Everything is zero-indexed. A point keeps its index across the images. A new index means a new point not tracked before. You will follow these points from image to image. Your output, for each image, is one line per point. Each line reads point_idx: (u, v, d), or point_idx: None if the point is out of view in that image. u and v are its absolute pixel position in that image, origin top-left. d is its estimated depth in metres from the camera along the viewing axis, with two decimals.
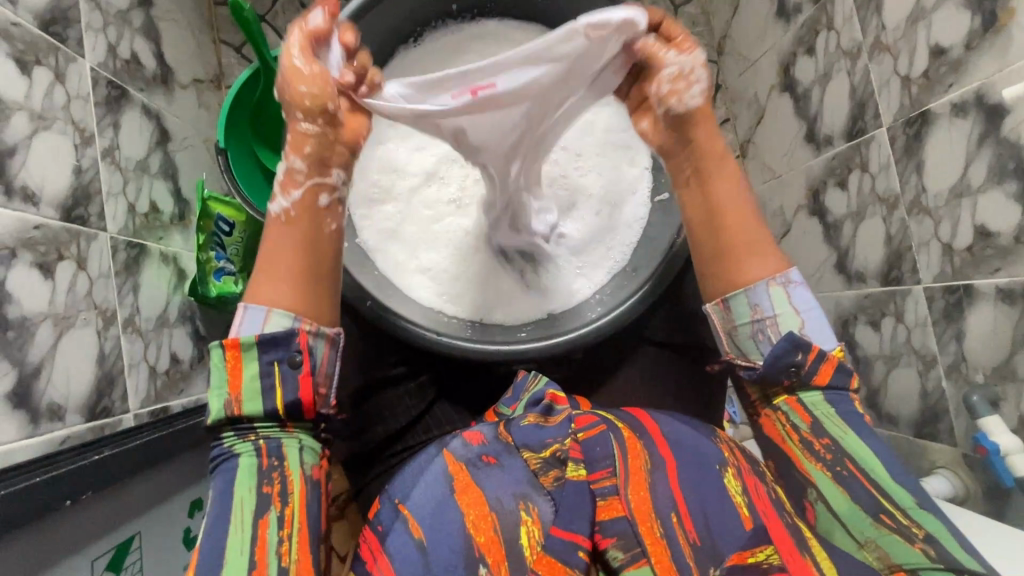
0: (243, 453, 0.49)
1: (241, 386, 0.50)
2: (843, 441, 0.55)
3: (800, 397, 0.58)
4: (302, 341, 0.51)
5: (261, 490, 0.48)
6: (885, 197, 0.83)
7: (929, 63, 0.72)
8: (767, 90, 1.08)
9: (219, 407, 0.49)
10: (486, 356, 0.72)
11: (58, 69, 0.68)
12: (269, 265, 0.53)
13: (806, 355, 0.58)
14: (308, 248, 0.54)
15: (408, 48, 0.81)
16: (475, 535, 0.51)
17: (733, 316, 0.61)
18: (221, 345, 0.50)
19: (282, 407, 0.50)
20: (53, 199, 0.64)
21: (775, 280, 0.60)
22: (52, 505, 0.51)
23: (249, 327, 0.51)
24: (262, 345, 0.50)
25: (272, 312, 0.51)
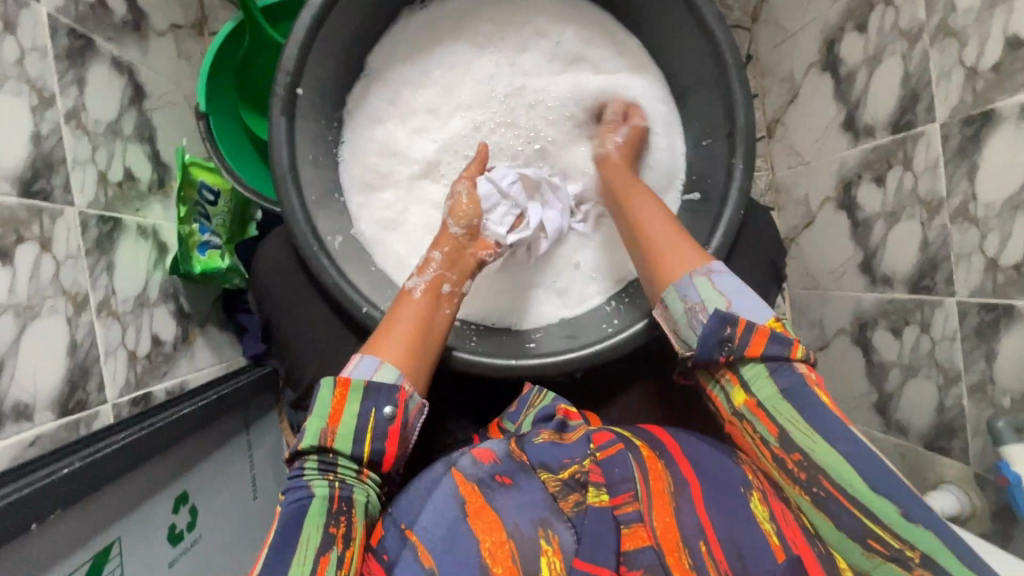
0: (317, 493, 0.48)
1: (338, 421, 0.51)
2: (814, 456, 0.49)
3: (756, 395, 0.52)
4: (400, 397, 0.52)
5: (328, 530, 0.47)
6: (927, 201, 0.77)
7: (1002, 55, 0.63)
8: (805, 67, 0.98)
9: (315, 435, 0.50)
10: (494, 371, 0.64)
11: (7, 16, 0.59)
12: (390, 329, 0.56)
13: (736, 329, 0.53)
14: (428, 332, 0.57)
15: (414, 11, 0.71)
16: (492, 566, 0.48)
17: (669, 315, 0.57)
18: (332, 379, 0.52)
19: (368, 455, 0.51)
20: (7, 173, 0.56)
21: (697, 270, 0.56)
22: (18, 528, 0.47)
23: (361, 370, 0.52)
24: (369, 390, 0.51)
25: (384, 364, 0.53)
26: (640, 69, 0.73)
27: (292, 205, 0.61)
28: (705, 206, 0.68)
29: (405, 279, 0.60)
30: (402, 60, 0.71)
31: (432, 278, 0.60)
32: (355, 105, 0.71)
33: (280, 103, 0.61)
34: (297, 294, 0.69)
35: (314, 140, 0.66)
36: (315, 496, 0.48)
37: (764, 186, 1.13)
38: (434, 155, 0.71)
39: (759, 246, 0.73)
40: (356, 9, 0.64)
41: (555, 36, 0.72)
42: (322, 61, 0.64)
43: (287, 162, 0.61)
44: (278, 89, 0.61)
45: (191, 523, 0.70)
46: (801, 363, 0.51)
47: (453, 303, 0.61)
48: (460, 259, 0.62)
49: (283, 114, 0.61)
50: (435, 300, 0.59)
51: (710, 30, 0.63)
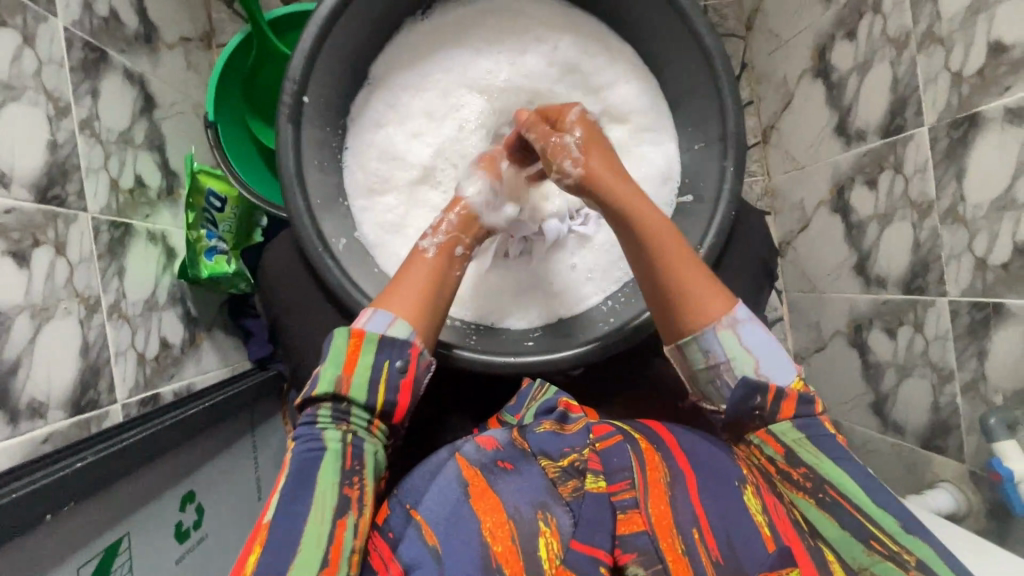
0: (330, 444, 0.51)
1: (352, 370, 0.53)
2: (821, 468, 0.51)
3: (771, 428, 0.52)
4: (413, 352, 0.55)
5: (343, 490, 0.50)
6: (917, 203, 0.78)
7: (985, 60, 0.65)
8: (798, 74, 1.00)
9: (329, 383, 0.52)
10: (494, 369, 0.66)
11: (27, 30, 0.61)
12: (404, 282, 0.59)
13: (766, 397, 0.53)
14: (440, 290, 0.60)
15: (416, 22, 0.74)
16: (492, 544, 0.49)
17: (689, 362, 0.56)
18: (346, 330, 0.54)
19: (380, 406, 0.54)
20: (25, 179, 0.59)
21: (723, 324, 0.54)
22: (33, 519, 0.49)
23: (374, 325, 0.55)
24: (383, 343, 0.54)
25: (397, 319, 0.55)
26: (634, 76, 0.75)
27: (297, 208, 0.63)
28: (698, 207, 0.70)
29: (420, 239, 0.62)
30: (403, 68, 0.74)
31: (445, 239, 0.63)
32: (358, 112, 0.73)
33: (287, 110, 0.63)
34: (306, 296, 0.71)
35: (320, 147, 0.68)
36: (328, 449, 0.51)
37: (760, 191, 1.15)
38: (431, 160, 0.73)
39: (751, 247, 0.75)
40: (360, 21, 0.66)
41: (553, 45, 0.75)
42: (327, 71, 0.66)
43: (293, 168, 0.63)
44: (285, 96, 0.63)
45: (198, 521, 0.72)
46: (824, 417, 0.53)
47: (463, 265, 0.64)
48: (474, 223, 0.66)
49: (290, 120, 0.63)
50: (448, 260, 0.62)
51: (701, 39, 0.66)
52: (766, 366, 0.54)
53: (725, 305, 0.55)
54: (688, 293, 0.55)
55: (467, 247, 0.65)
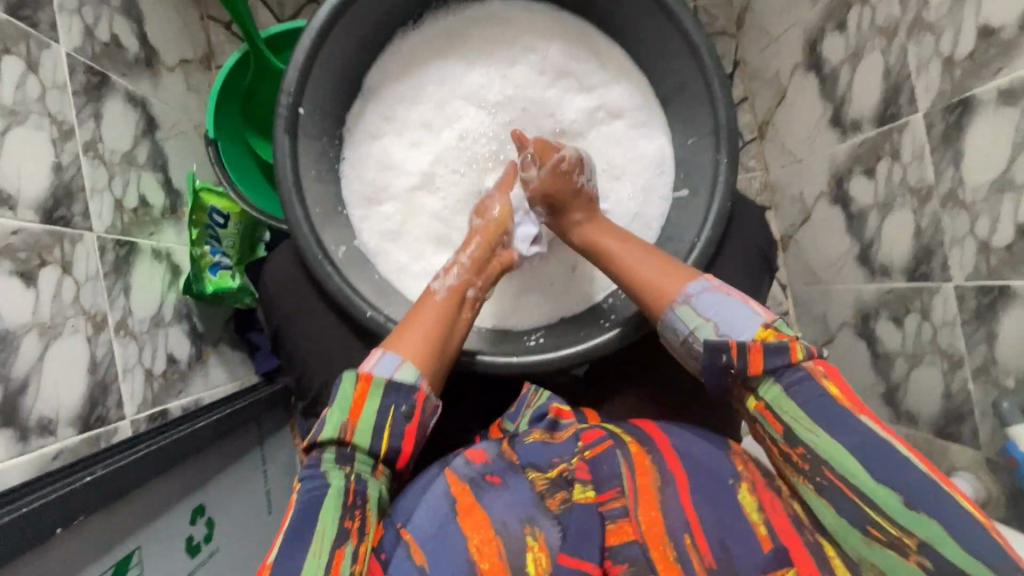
0: (333, 485, 0.50)
1: (358, 415, 0.53)
2: (813, 445, 0.49)
3: (764, 398, 0.52)
4: (419, 398, 0.54)
5: (343, 523, 0.49)
6: (916, 189, 0.78)
7: (975, 43, 0.66)
8: (791, 68, 1.01)
9: (334, 427, 0.52)
10: (495, 369, 0.66)
11: (30, 57, 0.63)
12: (416, 328, 0.58)
13: (732, 355, 0.53)
14: (449, 336, 0.60)
15: (407, 32, 0.75)
16: (479, 561, 0.49)
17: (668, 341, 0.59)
18: (354, 373, 0.54)
19: (384, 451, 0.53)
20: (31, 201, 0.60)
21: (676, 300, 0.58)
22: (44, 533, 0.49)
23: (383, 367, 0.55)
24: (389, 388, 0.53)
25: (404, 363, 0.55)
26: (624, 74, 0.76)
27: (297, 218, 0.64)
28: (694, 201, 0.70)
29: (431, 280, 0.63)
30: (396, 78, 0.75)
31: (457, 283, 0.63)
32: (353, 122, 0.74)
33: (283, 121, 0.64)
34: (306, 303, 0.71)
35: (317, 157, 0.69)
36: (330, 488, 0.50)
37: (759, 186, 1.15)
38: (428, 167, 0.74)
39: (750, 238, 0.75)
40: (352, 30, 0.68)
41: (543, 50, 0.76)
42: (322, 84, 0.67)
43: (292, 176, 0.64)
44: (281, 109, 0.64)
45: (208, 535, 0.72)
46: (813, 368, 0.51)
47: (474, 308, 0.64)
48: (486, 265, 0.66)
49: (286, 131, 0.64)
50: (458, 303, 0.62)
51: (688, 35, 0.66)
52: (724, 327, 0.55)
53: (682, 280, 0.59)
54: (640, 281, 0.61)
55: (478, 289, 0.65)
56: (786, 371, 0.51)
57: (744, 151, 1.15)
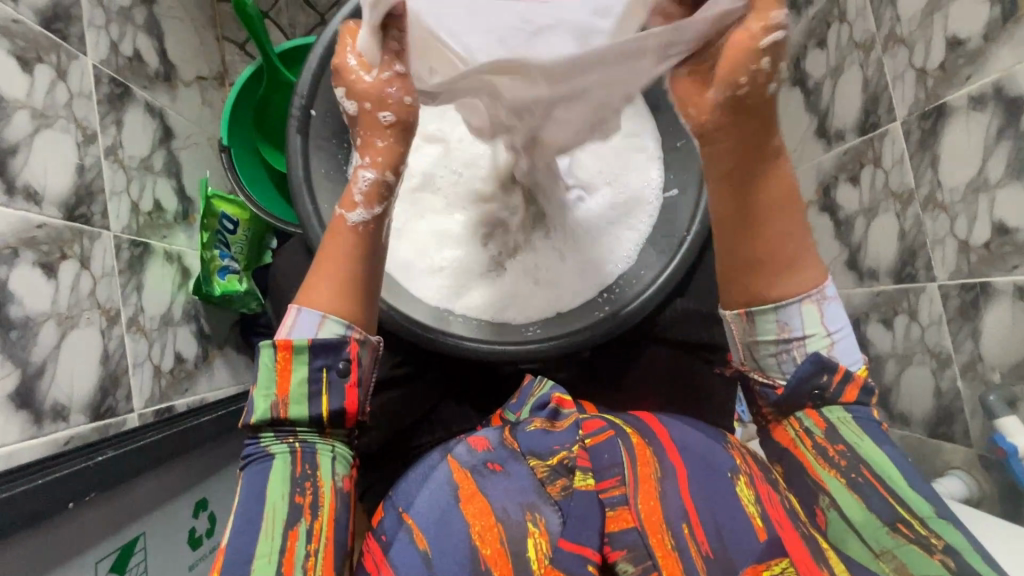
0: (277, 455, 0.49)
1: (287, 388, 0.50)
2: (857, 445, 0.51)
3: (824, 411, 0.53)
4: (352, 349, 0.51)
5: (293, 499, 0.48)
6: (898, 193, 0.82)
7: (945, 54, 0.70)
8: (778, 84, 1.05)
9: (265, 405, 0.49)
10: (489, 355, 0.72)
11: (61, 66, 0.68)
12: (333, 271, 0.53)
13: (833, 377, 0.53)
14: (368, 269, 0.54)
15: None
16: (482, 547, 0.50)
17: (758, 332, 0.55)
18: (271, 345, 0.50)
19: (327, 413, 0.50)
20: (55, 198, 0.63)
21: (811, 295, 0.53)
22: (57, 505, 0.52)
23: (302, 330, 0.51)
24: (315, 350, 0.50)
25: (328, 318, 0.51)
26: None
27: (304, 213, 0.69)
28: (683, 199, 0.75)
29: (341, 210, 0.54)
30: None
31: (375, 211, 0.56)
32: None
33: (296, 122, 0.70)
34: None
35: (326, 158, 0.72)
36: (276, 459, 0.49)
37: None
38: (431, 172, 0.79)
39: None
40: None
41: None
42: (333, 89, 0.72)
43: (302, 174, 0.70)
44: (295, 111, 0.70)
45: (210, 529, 0.74)
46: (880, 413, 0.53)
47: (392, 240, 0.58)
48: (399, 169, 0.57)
49: (298, 132, 0.70)
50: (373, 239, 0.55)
51: None
52: (841, 354, 0.55)
53: (816, 277, 0.53)
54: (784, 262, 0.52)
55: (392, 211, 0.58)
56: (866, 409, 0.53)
57: None
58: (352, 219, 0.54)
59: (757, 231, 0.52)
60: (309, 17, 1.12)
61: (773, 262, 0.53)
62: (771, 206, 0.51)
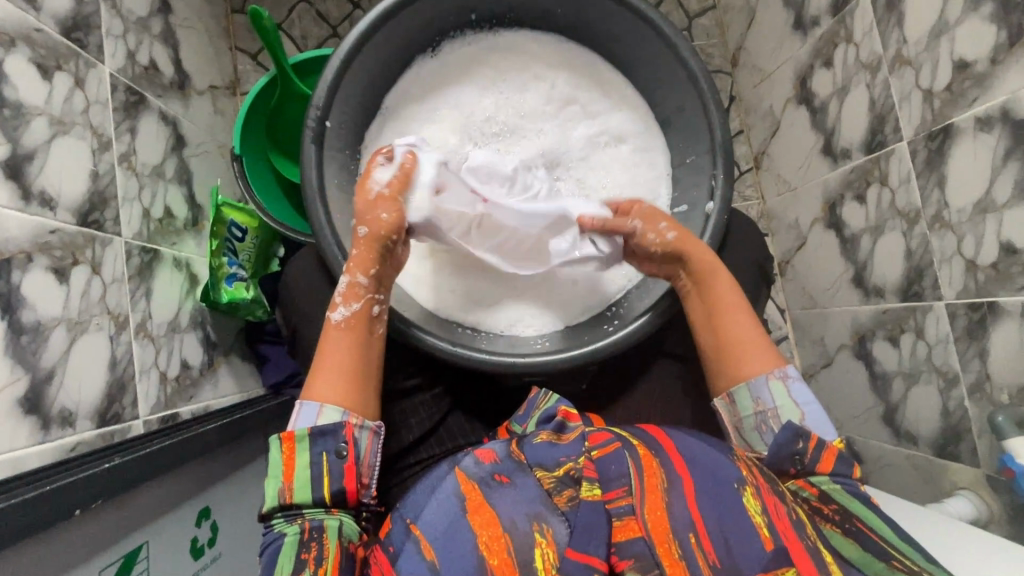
0: (288, 532, 0.55)
1: (292, 476, 0.57)
2: (849, 505, 0.56)
3: (814, 481, 0.59)
4: (348, 433, 0.59)
5: (300, 555, 0.53)
6: (905, 212, 0.82)
7: (952, 76, 0.71)
8: (783, 102, 1.07)
9: (273, 494, 0.57)
10: (502, 369, 0.70)
11: (79, 74, 0.68)
12: (329, 366, 0.63)
13: (807, 444, 0.60)
14: (362, 360, 0.64)
15: (427, 58, 0.81)
16: (489, 557, 0.49)
17: (738, 407, 0.65)
18: (278, 437, 0.58)
19: (328, 496, 0.58)
20: (69, 204, 0.64)
21: (775, 374, 0.64)
22: (63, 513, 0.52)
23: (304, 419, 0.60)
24: (314, 437, 0.58)
25: (325, 407, 0.60)
26: (627, 103, 0.82)
27: (319, 224, 0.69)
28: (692, 215, 0.75)
29: (330, 312, 0.64)
30: (413, 103, 0.81)
31: (358, 306, 0.65)
32: (371, 139, 0.80)
33: (311, 133, 0.70)
34: (321, 304, 0.78)
35: (339, 168, 0.75)
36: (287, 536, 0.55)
37: (756, 214, 1.19)
38: None
39: (747, 255, 0.82)
40: (377, 56, 0.74)
41: (551, 79, 0.82)
42: (346, 101, 0.74)
43: (316, 184, 0.69)
44: (309, 122, 0.70)
45: (212, 539, 0.73)
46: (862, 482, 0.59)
47: (384, 322, 0.67)
48: (381, 269, 0.66)
49: (312, 142, 0.70)
50: (364, 328, 0.65)
51: (688, 64, 0.73)
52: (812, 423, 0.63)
53: (773, 362, 0.65)
54: (742, 348, 0.66)
55: (380, 300, 0.67)
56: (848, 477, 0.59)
57: (741, 180, 1.20)
58: (338, 318, 0.64)
59: (714, 330, 0.68)
60: (320, 29, 1.13)
61: (732, 353, 0.66)
62: (721, 310, 0.68)
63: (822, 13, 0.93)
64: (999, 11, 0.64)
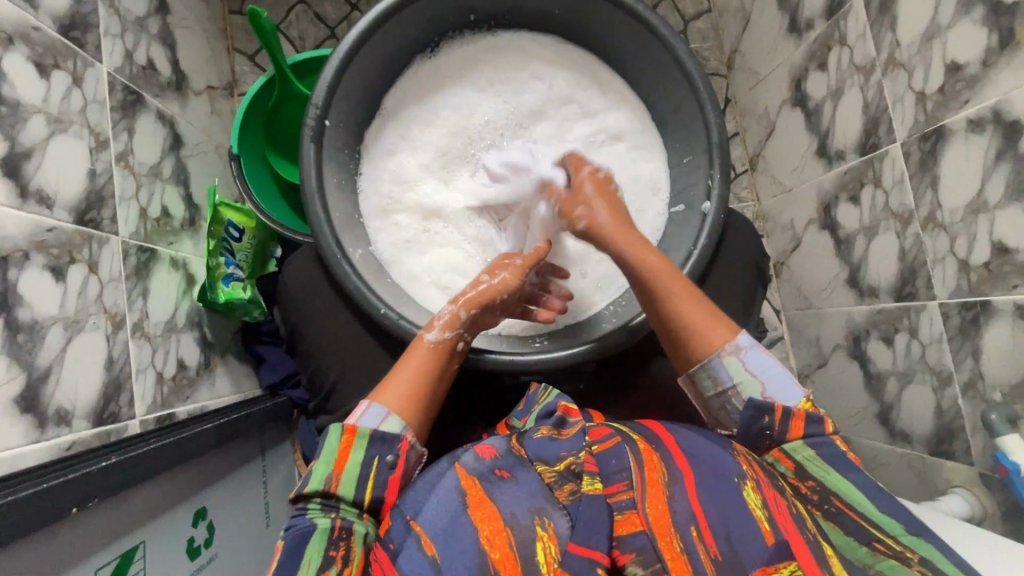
0: (319, 525, 0.52)
1: (342, 467, 0.57)
2: (827, 480, 0.54)
3: (787, 448, 0.57)
4: (403, 446, 0.59)
5: (327, 553, 0.50)
6: (898, 213, 0.83)
7: (944, 79, 0.72)
8: (778, 105, 1.08)
9: (319, 479, 0.56)
10: (501, 368, 0.71)
11: (76, 73, 0.68)
12: (405, 380, 0.63)
13: (773, 417, 0.58)
14: (433, 387, 0.65)
15: (426, 58, 0.82)
16: (491, 551, 0.49)
17: (703, 392, 0.64)
18: (341, 426, 0.58)
19: (367, 501, 0.56)
20: (66, 203, 0.64)
21: (726, 350, 0.61)
22: (59, 512, 0.51)
23: (369, 419, 0.60)
24: (374, 438, 0.58)
25: (390, 415, 0.60)
26: (624, 101, 0.83)
27: (319, 224, 0.69)
28: (689, 216, 0.76)
29: (425, 330, 0.67)
30: (412, 102, 0.82)
31: (449, 335, 0.67)
32: (371, 139, 0.80)
33: (310, 131, 0.70)
34: (320, 302, 0.79)
35: (338, 168, 0.75)
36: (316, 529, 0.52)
37: (752, 216, 1.20)
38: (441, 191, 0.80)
39: (742, 256, 0.83)
40: (375, 56, 0.75)
41: (550, 79, 0.83)
42: (345, 101, 0.74)
43: (315, 183, 0.70)
44: (309, 120, 0.70)
45: (208, 539, 0.73)
46: (835, 437, 0.57)
47: (458, 362, 0.69)
48: (478, 322, 0.70)
49: (312, 141, 0.70)
50: (447, 356, 0.67)
51: (685, 65, 0.74)
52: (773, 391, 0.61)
53: (727, 334, 0.63)
54: (697, 333, 0.63)
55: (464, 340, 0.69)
56: (822, 437, 0.57)
57: (737, 182, 1.21)
58: (431, 338, 0.67)
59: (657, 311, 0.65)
60: (318, 30, 1.14)
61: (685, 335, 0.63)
62: (659, 288, 0.65)
63: (816, 17, 0.94)
64: (990, 14, 0.65)
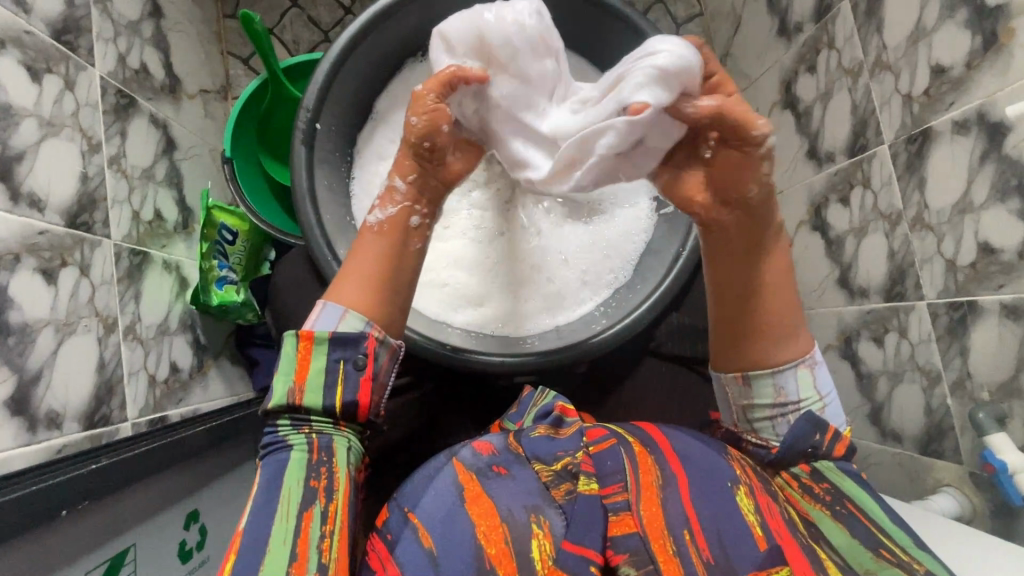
0: (295, 446, 0.50)
1: (305, 377, 0.51)
2: (840, 485, 0.56)
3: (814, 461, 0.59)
4: (370, 345, 0.53)
5: (309, 483, 0.49)
6: (887, 214, 0.84)
7: (930, 81, 0.73)
8: (768, 107, 1.09)
9: (283, 394, 0.51)
10: (490, 368, 0.73)
11: (69, 77, 0.69)
12: (360, 268, 0.56)
13: (824, 436, 0.59)
14: (395, 268, 0.56)
15: (417, 61, 0.82)
16: (487, 546, 0.50)
17: (754, 394, 0.62)
18: (294, 335, 0.52)
19: (340, 405, 0.52)
20: (59, 206, 0.64)
21: (804, 362, 0.61)
22: (49, 514, 0.51)
23: (325, 322, 0.53)
24: (333, 341, 0.52)
25: (348, 313, 0.53)
26: None
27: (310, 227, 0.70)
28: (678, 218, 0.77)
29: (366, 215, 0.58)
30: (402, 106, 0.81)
31: (396, 211, 0.58)
32: (364, 140, 0.81)
33: (302, 133, 0.71)
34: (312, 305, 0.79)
35: (329, 170, 0.76)
36: (293, 450, 0.50)
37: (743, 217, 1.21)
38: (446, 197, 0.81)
39: None
40: (366, 60, 0.75)
41: None
42: (336, 105, 0.75)
43: (305, 185, 0.71)
44: (300, 123, 0.72)
45: (200, 542, 0.73)
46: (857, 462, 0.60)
47: (424, 236, 0.59)
48: (426, 187, 0.60)
49: (303, 142, 0.72)
50: (400, 234, 0.58)
51: None
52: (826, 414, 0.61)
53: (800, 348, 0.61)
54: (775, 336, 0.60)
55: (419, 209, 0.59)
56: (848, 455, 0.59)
57: None
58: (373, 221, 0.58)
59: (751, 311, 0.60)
60: (312, 34, 1.14)
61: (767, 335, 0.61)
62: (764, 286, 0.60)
63: (806, 20, 0.95)
64: (974, 18, 0.66)
